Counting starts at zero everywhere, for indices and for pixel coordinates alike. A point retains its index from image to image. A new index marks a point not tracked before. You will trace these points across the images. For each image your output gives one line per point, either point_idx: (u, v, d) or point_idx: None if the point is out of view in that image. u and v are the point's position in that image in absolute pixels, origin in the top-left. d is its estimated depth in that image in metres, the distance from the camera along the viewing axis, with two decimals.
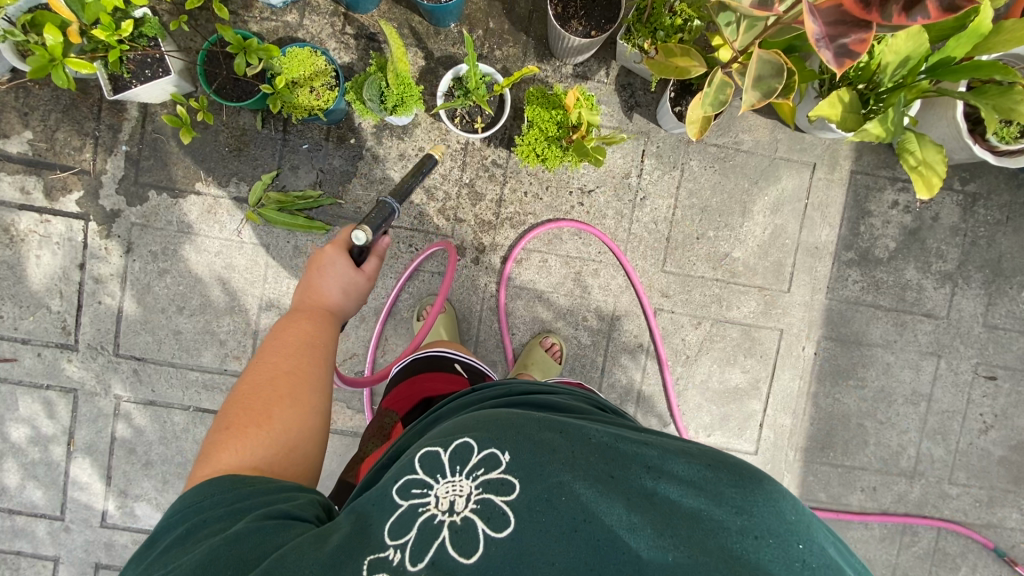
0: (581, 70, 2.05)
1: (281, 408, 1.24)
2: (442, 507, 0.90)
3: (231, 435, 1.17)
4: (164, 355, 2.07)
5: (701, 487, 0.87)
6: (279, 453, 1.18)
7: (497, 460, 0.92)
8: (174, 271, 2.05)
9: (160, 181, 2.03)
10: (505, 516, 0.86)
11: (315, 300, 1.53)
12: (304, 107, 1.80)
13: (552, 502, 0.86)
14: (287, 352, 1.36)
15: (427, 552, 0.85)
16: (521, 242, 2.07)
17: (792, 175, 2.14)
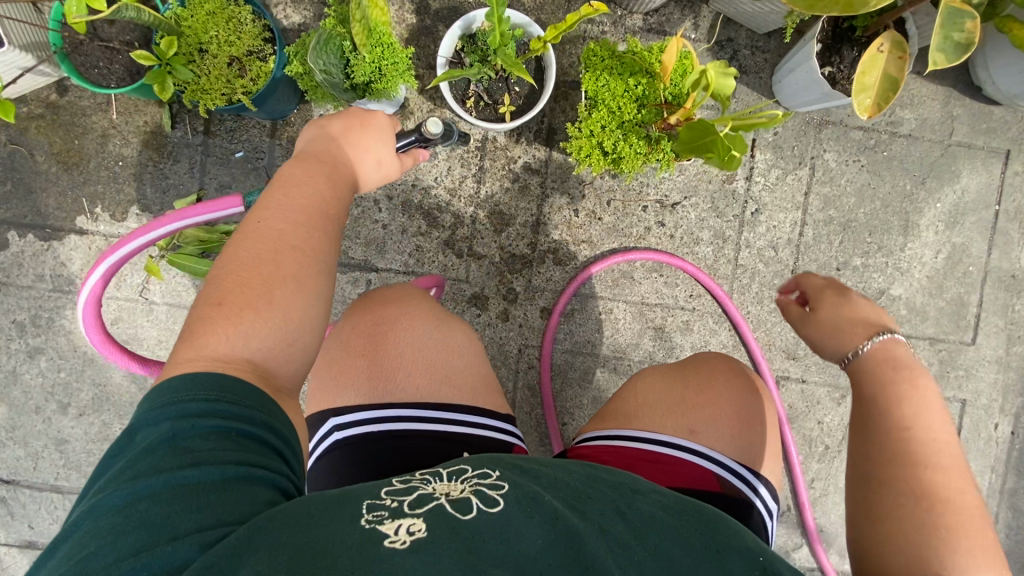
0: (657, 20, 1.34)
1: (286, 291, 0.72)
2: (438, 491, 0.66)
3: (216, 317, 0.68)
4: (44, 476, 1.39)
5: (672, 510, 0.68)
6: (281, 350, 0.71)
7: (487, 470, 0.71)
8: (52, 350, 1.36)
9: (23, 216, 1.34)
10: (500, 497, 0.63)
11: (325, 156, 0.85)
12: (219, 92, 1.09)
13: (530, 505, 0.62)
14: (296, 215, 0.76)
15: (426, 505, 0.62)
16: (571, 287, 1.36)
17: (975, 168, 1.42)
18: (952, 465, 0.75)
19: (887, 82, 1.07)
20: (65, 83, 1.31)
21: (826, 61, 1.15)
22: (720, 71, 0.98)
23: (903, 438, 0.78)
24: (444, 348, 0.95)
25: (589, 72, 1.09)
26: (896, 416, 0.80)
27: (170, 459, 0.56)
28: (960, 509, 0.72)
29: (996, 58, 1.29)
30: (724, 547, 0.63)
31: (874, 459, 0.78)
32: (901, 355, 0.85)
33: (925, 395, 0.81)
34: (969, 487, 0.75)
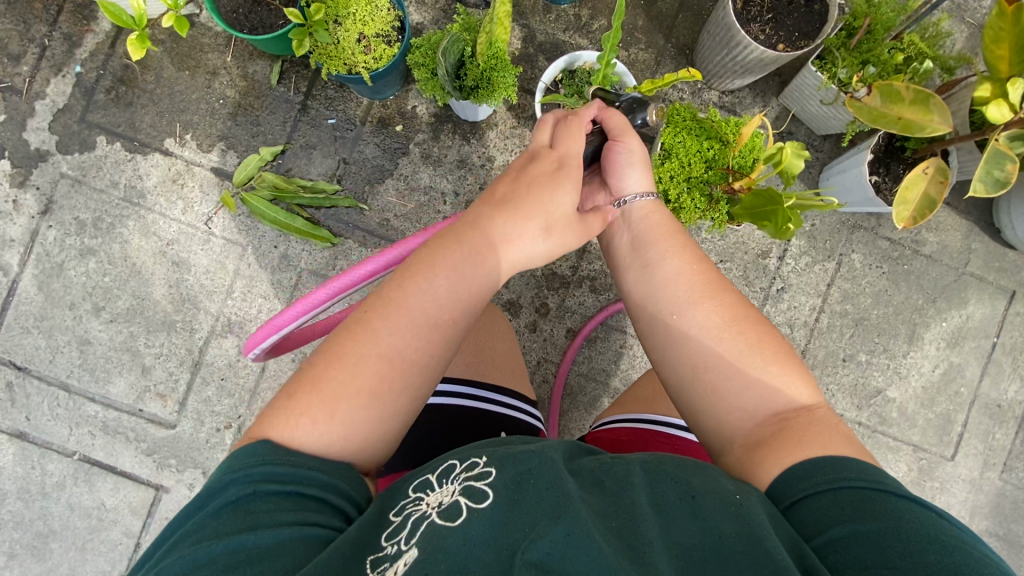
0: (731, 100, 1.48)
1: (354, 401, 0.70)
2: (431, 505, 0.63)
3: (282, 410, 0.70)
4: (56, 371, 1.41)
5: (654, 466, 0.66)
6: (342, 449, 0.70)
7: (475, 460, 0.69)
8: (103, 253, 1.42)
9: (117, 126, 1.42)
10: (488, 490, 0.62)
11: (489, 231, 0.79)
12: (343, 59, 1.20)
13: (512, 495, 0.60)
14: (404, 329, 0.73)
15: (418, 532, 0.60)
16: (601, 315, 1.44)
17: (982, 300, 1.55)
18: (756, 338, 0.79)
19: (925, 201, 1.20)
20: (194, 19, 1.43)
21: (875, 171, 1.29)
22: (794, 151, 1.08)
23: (715, 297, 0.82)
24: (487, 332, 1.02)
25: (669, 127, 1.20)
26: (673, 270, 0.85)
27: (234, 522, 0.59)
28: (755, 383, 0.76)
29: (1019, 206, 1.44)
30: (703, 493, 0.62)
31: (667, 319, 0.83)
32: (659, 219, 0.91)
33: (688, 255, 0.87)
34: (785, 361, 0.78)
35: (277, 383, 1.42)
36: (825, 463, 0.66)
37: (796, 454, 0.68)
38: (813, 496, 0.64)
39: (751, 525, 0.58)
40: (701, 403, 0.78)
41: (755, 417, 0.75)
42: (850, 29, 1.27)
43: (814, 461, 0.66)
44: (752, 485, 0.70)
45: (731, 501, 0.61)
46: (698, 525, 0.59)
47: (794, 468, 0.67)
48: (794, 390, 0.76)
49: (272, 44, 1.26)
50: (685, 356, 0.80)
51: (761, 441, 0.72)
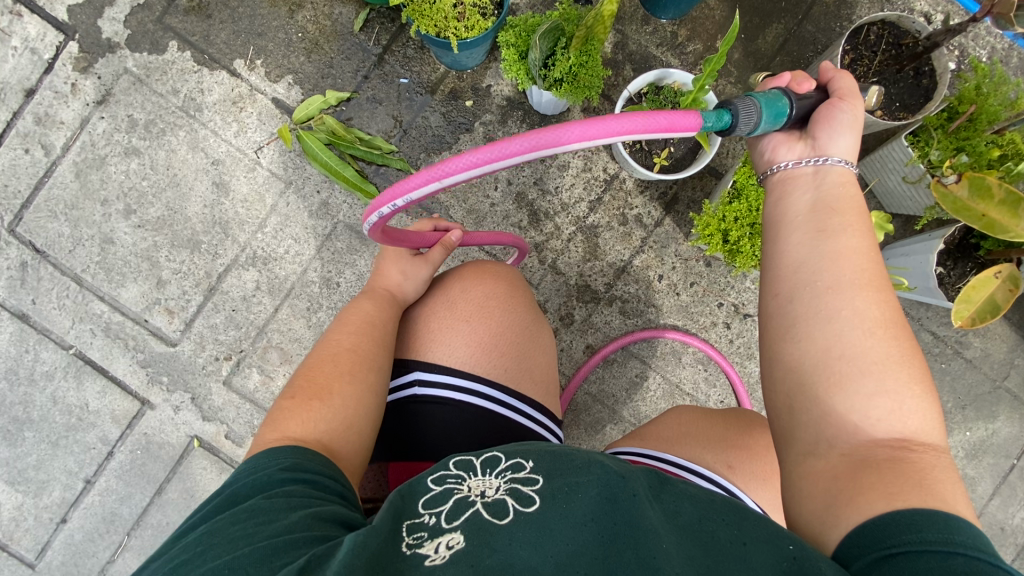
0: None
1: (346, 384, 0.82)
2: (474, 491, 0.67)
3: (296, 408, 0.78)
4: (73, 262, 1.39)
5: (705, 501, 0.65)
6: (343, 430, 0.78)
7: (521, 460, 0.71)
8: (147, 157, 1.39)
9: (192, 34, 1.40)
10: (535, 496, 0.64)
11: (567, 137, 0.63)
12: (436, 20, 1.16)
13: (559, 505, 0.62)
14: (351, 325, 0.91)
15: (463, 513, 0.64)
16: (618, 344, 1.41)
17: (1011, 418, 1.49)
18: (900, 353, 0.66)
19: (989, 304, 1.15)
20: None
21: (942, 261, 1.24)
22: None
23: (879, 292, 0.69)
24: (529, 340, 0.97)
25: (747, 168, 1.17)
26: (842, 244, 0.71)
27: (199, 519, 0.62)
28: (884, 396, 0.64)
29: None
30: (754, 542, 0.59)
31: (819, 291, 0.70)
32: (852, 192, 0.76)
33: (869, 241, 0.72)
34: (930, 390, 0.65)
35: (286, 327, 1.39)
36: (942, 520, 0.54)
37: (907, 493, 0.58)
38: (920, 555, 0.52)
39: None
40: (816, 396, 0.67)
41: (872, 433, 0.64)
42: (951, 112, 1.21)
43: (927, 513, 0.55)
44: (834, 508, 0.61)
45: (786, 555, 0.56)
46: (742, 572, 0.56)
47: (899, 515, 0.56)
48: (926, 425, 0.64)
49: None
50: (822, 340, 0.68)
51: (870, 461, 0.61)
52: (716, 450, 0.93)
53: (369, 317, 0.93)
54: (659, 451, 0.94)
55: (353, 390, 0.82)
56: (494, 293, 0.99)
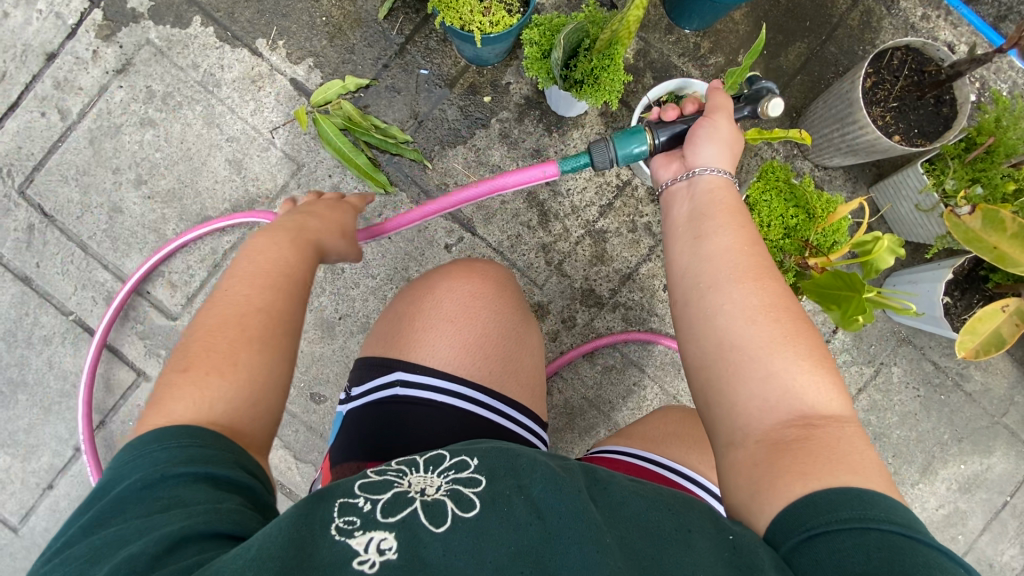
0: (822, 176, 1.43)
1: (252, 350, 0.73)
2: (413, 489, 0.66)
3: (184, 381, 0.68)
4: (80, 228, 1.38)
5: (647, 492, 0.67)
6: (247, 408, 0.70)
7: (467, 460, 0.71)
8: (162, 129, 1.39)
9: (216, 10, 1.40)
10: (476, 500, 0.63)
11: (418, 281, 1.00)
12: (459, 13, 1.16)
13: (499, 512, 0.62)
14: (246, 278, 0.79)
15: (400, 510, 0.62)
16: (616, 338, 1.39)
17: (1006, 454, 1.48)
18: (790, 333, 0.72)
19: (994, 337, 1.14)
20: None
21: (950, 292, 1.24)
22: (891, 245, 1.00)
23: (764, 282, 0.76)
24: (517, 341, 0.98)
25: (760, 183, 1.18)
26: (727, 244, 0.79)
27: (146, 507, 0.56)
28: (780, 377, 0.69)
29: None
30: (698, 530, 0.62)
31: (701, 290, 0.77)
32: (725, 196, 0.85)
33: (746, 235, 0.80)
34: (828, 364, 0.71)
35: None
36: (858, 498, 0.59)
37: (821, 470, 0.62)
38: (838, 534, 0.57)
39: (741, 565, 0.58)
40: (716, 392, 0.73)
41: (778, 414, 0.68)
42: (969, 143, 1.21)
43: (843, 489, 0.60)
44: (760, 493, 0.64)
45: (726, 544, 0.60)
46: (686, 558, 0.59)
47: (815, 498, 0.60)
48: (831, 398, 0.69)
49: None
50: (711, 341, 0.74)
51: (780, 443, 0.66)
52: (699, 451, 0.94)
53: (273, 265, 0.82)
54: (644, 451, 0.94)
55: (275, 356, 0.75)
56: (482, 293, 0.99)
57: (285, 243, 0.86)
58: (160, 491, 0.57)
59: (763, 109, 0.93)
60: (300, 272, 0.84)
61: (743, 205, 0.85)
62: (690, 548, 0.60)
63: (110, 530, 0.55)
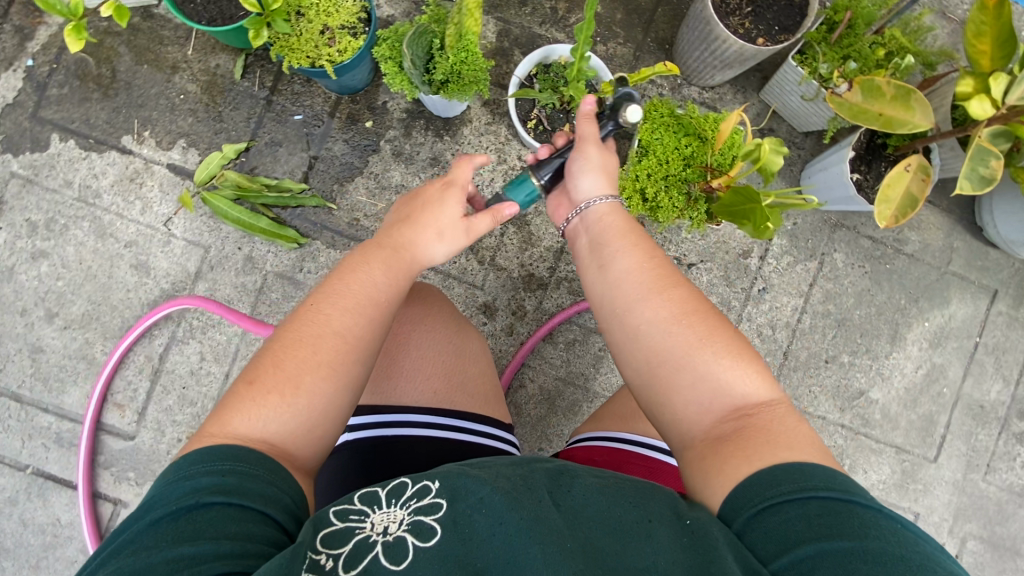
0: (710, 97, 1.44)
1: (316, 373, 0.74)
2: (375, 530, 0.64)
3: (249, 394, 0.71)
4: (7, 380, 1.34)
5: (611, 489, 0.68)
6: (300, 427, 0.72)
7: (427, 483, 0.70)
8: (56, 256, 1.35)
9: (71, 122, 1.35)
10: (437, 526, 0.63)
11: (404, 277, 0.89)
12: (303, 52, 1.15)
13: (461, 533, 0.63)
14: (340, 298, 0.80)
15: (362, 561, 0.60)
16: (565, 314, 1.40)
17: (963, 300, 1.53)
18: (708, 332, 0.76)
19: (907, 199, 1.17)
20: (152, 10, 1.35)
21: (857, 168, 1.27)
22: (773, 147, 1.00)
23: (670, 288, 0.80)
24: (459, 355, 1.01)
25: (646, 124, 1.18)
26: (627, 261, 0.83)
27: (173, 532, 0.57)
28: (705, 379, 0.73)
29: (1000, 205, 1.42)
30: (657, 517, 0.64)
31: (618, 312, 0.81)
32: (614, 221, 0.90)
33: (649, 251, 0.85)
34: (749, 352, 0.75)
35: None
36: (799, 472, 0.63)
37: (757, 454, 0.66)
38: (785, 506, 0.61)
39: (699, 548, 0.61)
40: (655, 406, 0.76)
41: (712, 413, 0.72)
42: (830, 24, 1.24)
43: (785, 466, 0.63)
44: (709, 485, 0.68)
45: (685, 530, 0.63)
46: (647, 549, 0.61)
47: (758, 476, 0.64)
48: (759, 386, 0.73)
49: (230, 35, 1.18)
50: (637, 357, 0.78)
51: (718, 437, 0.70)
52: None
53: (364, 290, 0.82)
54: (614, 432, 0.99)
55: (335, 388, 0.75)
56: (425, 316, 1.02)
57: (391, 270, 0.85)
58: (190, 518, 0.58)
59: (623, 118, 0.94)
60: (390, 298, 0.84)
61: (638, 225, 0.89)
62: (649, 537, 0.62)
63: (131, 560, 0.56)
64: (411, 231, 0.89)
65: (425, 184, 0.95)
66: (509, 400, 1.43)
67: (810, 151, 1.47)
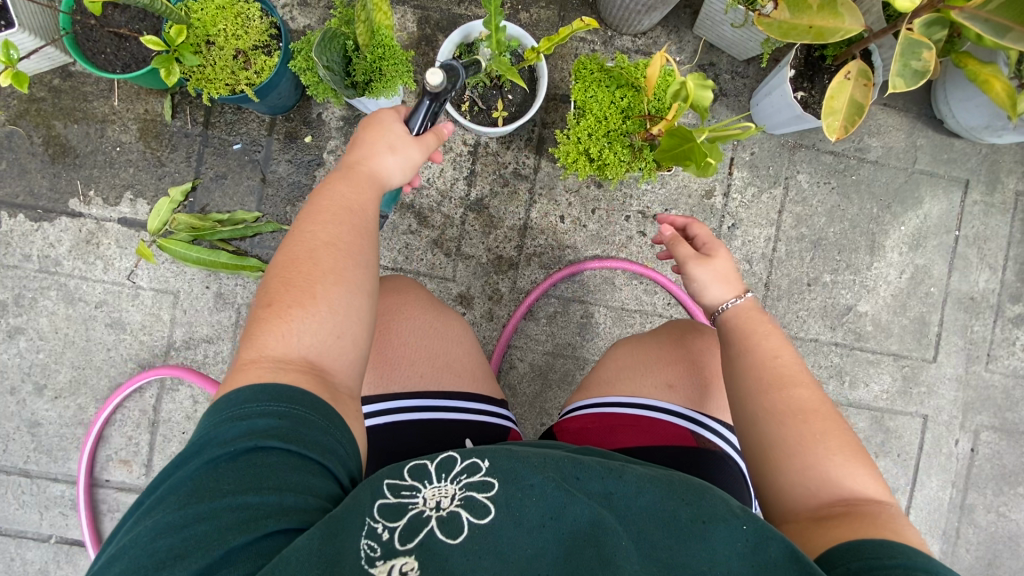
0: (645, 43, 1.41)
1: (334, 289, 0.76)
2: (428, 505, 0.67)
3: (276, 319, 0.73)
4: (13, 459, 1.36)
5: (664, 482, 0.71)
6: (334, 344, 0.75)
7: (477, 461, 0.71)
8: (31, 330, 1.36)
9: (15, 196, 1.35)
10: (489, 505, 0.66)
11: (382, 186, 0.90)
12: (221, 81, 1.14)
13: (513, 514, 0.65)
14: (333, 219, 0.80)
15: (418, 534, 0.64)
16: (539, 290, 1.39)
17: (936, 196, 1.50)
18: (827, 428, 0.76)
19: (853, 106, 1.14)
20: (69, 68, 1.34)
21: (800, 85, 1.25)
22: (698, 82, 1.00)
23: (798, 386, 0.80)
24: (442, 336, 0.99)
25: (579, 83, 1.16)
26: (761, 351, 0.84)
27: (235, 477, 0.60)
28: (818, 470, 0.74)
29: (956, 93, 1.38)
30: (712, 519, 0.67)
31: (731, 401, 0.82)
32: (742, 323, 0.89)
33: (768, 348, 0.85)
34: (866, 458, 0.75)
35: None
36: (884, 548, 0.63)
37: (862, 534, 0.66)
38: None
39: (755, 557, 0.64)
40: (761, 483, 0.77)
41: (820, 498, 0.72)
42: None
43: (903, 548, 0.63)
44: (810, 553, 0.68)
45: (739, 533, 0.65)
46: (703, 550, 0.65)
47: (857, 546, 0.64)
48: (871, 484, 0.73)
49: (148, 77, 1.17)
50: (758, 434, 0.78)
51: (826, 517, 0.70)
52: (652, 373, 0.97)
53: (353, 205, 0.83)
54: (602, 397, 0.97)
55: (354, 297, 0.77)
56: (402, 302, 1.00)
57: (355, 184, 0.85)
58: (248, 463, 0.61)
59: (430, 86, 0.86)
60: (372, 210, 0.85)
61: (779, 324, 0.88)
62: (705, 541, 0.66)
63: (195, 503, 0.59)
64: (367, 152, 0.88)
65: (371, 119, 0.91)
66: (503, 383, 1.43)
67: (755, 78, 1.44)
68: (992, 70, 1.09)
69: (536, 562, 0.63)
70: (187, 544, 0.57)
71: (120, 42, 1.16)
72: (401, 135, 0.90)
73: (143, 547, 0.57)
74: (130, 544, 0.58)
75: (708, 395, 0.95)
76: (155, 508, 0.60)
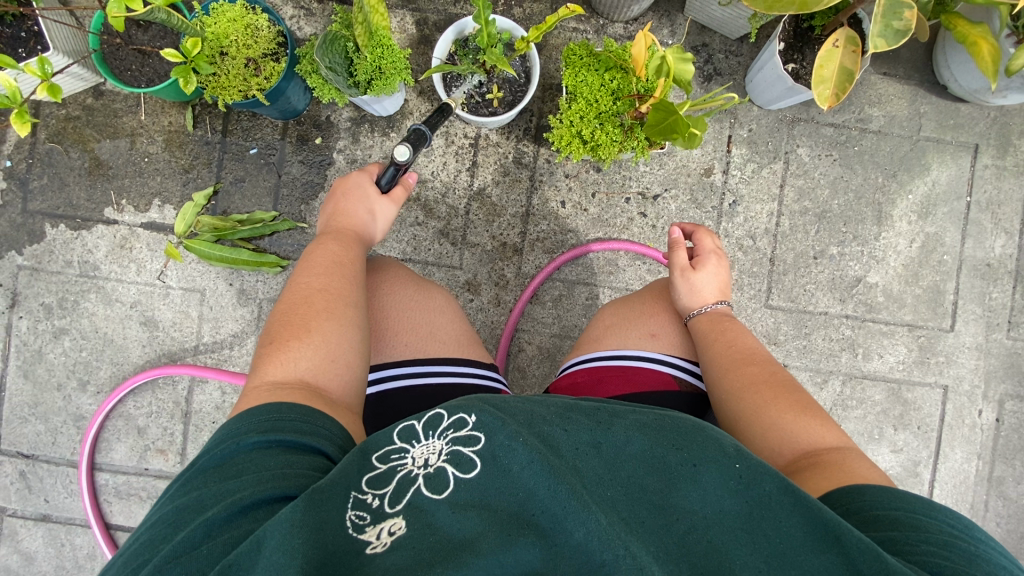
0: (637, 28, 1.44)
1: (323, 322, 0.90)
2: (416, 464, 0.71)
3: (275, 351, 0.87)
4: (61, 451, 1.47)
5: (651, 430, 0.74)
6: (327, 366, 0.87)
7: (464, 416, 0.75)
8: (74, 331, 1.47)
9: (57, 208, 1.46)
10: (475, 459, 0.70)
11: (366, 236, 1.09)
12: (235, 87, 1.23)
13: (500, 464, 0.68)
14: (322, 271, 0.97)
15: (406, 494, 0.68)
16: (542, 274, 1.42)
17: (945, 162, 1.48)
18: (778, 392, 0.88)
19: (843, 74, 1.14)
20: (100, 87, 1.45)
21: (790, 58, 1.28)
22: (677, 56, 1.08)
23: (752, 364, 0.92)
24: (424, 306, 1.06)
25: (569, 69, 1.20)
26: (720, 342, 0.96)
27: (223, 472, 0.69)
28: (773, 428, 0.84)
29: (955, 57, 1.37)
30: (703, 462, 0.70)
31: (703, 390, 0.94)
32: (703, 322, 1.00)
33: (723, 338, 0.96)
34: (822, 414, 0.85)
35: None
36: (882, 492, 0.70)
37: (831, 479, 0.75)
38: (873, 509, 0.68)
39: (748, 492, 0.67)
40: None
41: (788, 455, 0.82)
42: None
43: (868, 486, 0.71)
44: None
45: (732, 473, 0.68)
46: (695, 493, 0.67)
47: (832, 493, 0.73)
48: (823, 434, 0.82)
49: (169, 89, 1.27)
50: (726, 409, 0.90)
51: (798, 471, 0.80)
52: (636, 326, 1.03)
53: (339, 260, 0.99)
54: (590, 352, 1.02)
55: (339, 326, 0.90)
56: (384, 281, 1.08)
57: (343, 242, 1.03)
58: (234, 461, 0.70)
59: (399, 153, 1.04)
60: (359, 263, 1.02)
61: (743, 326, 1.00)
62: (695, 482, 0.68)
63: (187, 497, 0.67)
64: (351, 217, 1.08)
65: (348, 183, 1.11)
66: (512, 366, 1.47)
67: (749, 56, 1.45)
68: (980, 31, 1.11)
69: (529, 503, 0.65)
70: (178, 529, 0.64)
71: (144, 58, 1.27)
72: (377, 195, 1.10)
73: (143, 539, 0.65)
74: (133, 541, 0.66)
75: (689, 346, 1.02)
76: (158, 510, 0.69)
